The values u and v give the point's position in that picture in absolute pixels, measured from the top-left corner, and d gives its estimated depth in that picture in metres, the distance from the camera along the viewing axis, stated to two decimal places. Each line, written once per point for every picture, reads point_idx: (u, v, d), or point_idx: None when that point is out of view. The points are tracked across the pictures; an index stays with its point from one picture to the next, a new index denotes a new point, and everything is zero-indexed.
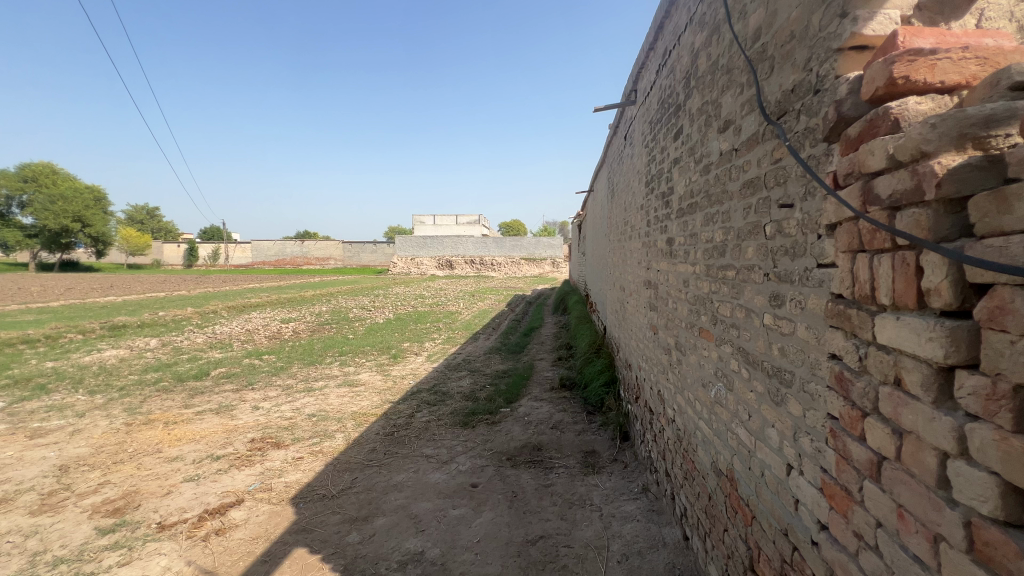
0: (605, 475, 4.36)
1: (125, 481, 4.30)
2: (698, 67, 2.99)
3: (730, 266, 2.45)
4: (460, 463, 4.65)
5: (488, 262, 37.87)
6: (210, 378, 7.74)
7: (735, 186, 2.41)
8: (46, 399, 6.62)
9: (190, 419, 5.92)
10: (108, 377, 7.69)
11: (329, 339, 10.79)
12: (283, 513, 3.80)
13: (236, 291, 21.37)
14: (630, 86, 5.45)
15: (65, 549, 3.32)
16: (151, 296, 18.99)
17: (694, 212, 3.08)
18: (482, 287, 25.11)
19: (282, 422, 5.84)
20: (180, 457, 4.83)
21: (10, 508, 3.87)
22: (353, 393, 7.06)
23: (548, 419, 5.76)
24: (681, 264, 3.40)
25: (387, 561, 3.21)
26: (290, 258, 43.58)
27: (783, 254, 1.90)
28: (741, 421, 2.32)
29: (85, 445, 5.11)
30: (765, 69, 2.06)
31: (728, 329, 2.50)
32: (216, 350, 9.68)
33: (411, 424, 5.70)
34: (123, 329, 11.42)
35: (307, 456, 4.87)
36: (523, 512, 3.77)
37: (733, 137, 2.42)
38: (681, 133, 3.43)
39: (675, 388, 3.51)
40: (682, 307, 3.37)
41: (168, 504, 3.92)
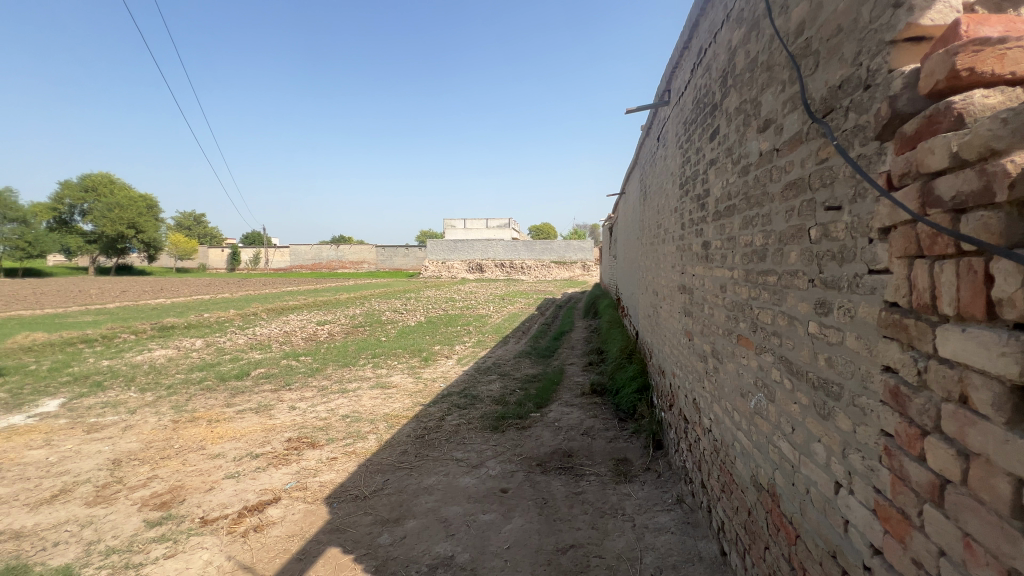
0: (638, 484, 4.26)
1: (171, 476, 4.50)
2: (737, 66, 2.89)
3: (771, 271, 2.35)
4: (490, 467, 4.64)
5: (517, 266, 37.92)
6: (249, 378, 8.02)
7: (776, 188, 2.30)
8: (102, 396, 7.02)
9: (231, 417, 6.15)
10: (157, 375, 8.09)
11: (361, 342, 11.01)
12: (317, 512, 3.88)
13: (277, 294, 22.23)
14: (663, 86, 5.35)
15: (117, 540, 3.48)
16: (199, 298, 19.94)
17: (731, 214, 2.98)
18: (511, 291, 25.20)
19: (317, 422, 5.98)
20: (222, 454, 5.01)
21: (68, 498, 4.10)
22: (386, 395, 7.18)
23: (579, 425, 5.68)
24: (718, 268, 3.29)
25: (418, 564, 3.23)
26: (325, 262, 44.91)
27: (829, 259, 1.80)
28: (783, 434, 2.21)
29: (135, 440, 5.37)
30: (810, 64, 1.96)
31: (769, 337, 2.39)
32: (256, 351, 10.04)
33: (442, 427, 5.73)
34: (171, 330, 12.00)
35: (341, 457, 4.96)
36: (554, 520, 3.72)
37: (773, 136, 2.33)
38: (717, 133, 3.33)
39: (711, 397, 3.39)
40: (718, 313, 3.26)
41: (210, 499, 4.07)
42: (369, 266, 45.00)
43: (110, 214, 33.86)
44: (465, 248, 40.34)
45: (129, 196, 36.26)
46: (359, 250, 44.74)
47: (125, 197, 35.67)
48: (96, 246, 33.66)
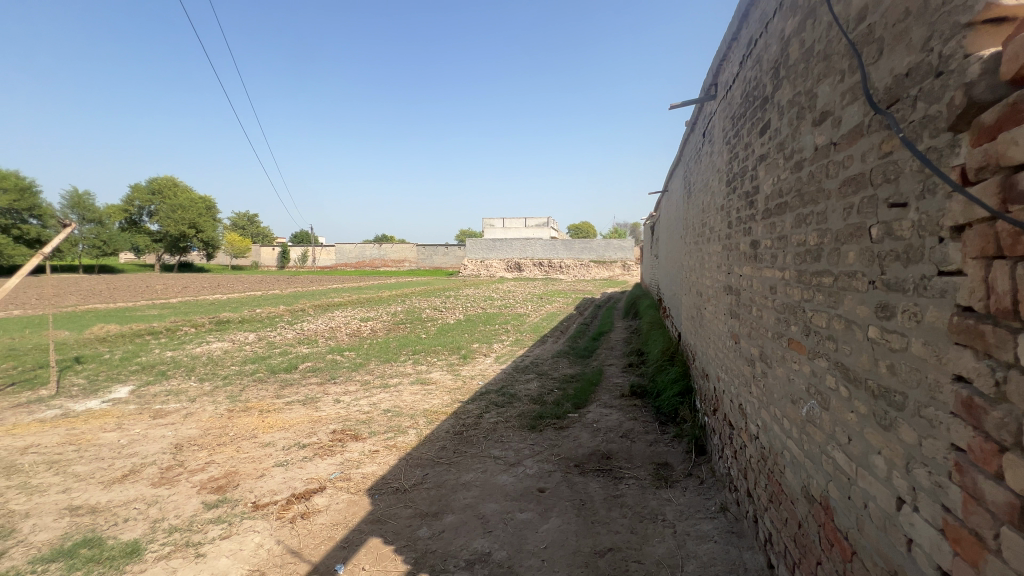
0: (679, 490, 4.14)
1: (227, 462, 4.78)
2: (790, 56, 2.75)
3: (827, 272, 2.22)
4: (528, 466, 4.65)
5: (556, 265, 37.79)
6: (297, 371, 8.38)
7: (833, 184, 2.18)
8: (166, 384, 7.54)
9: (280, 408, 6.46)
10: (215, 366, 8.61)
11: (402, 339, 11.25)
12: (360, 503, 4.01)
13: (324, 291, 23.08)
14: (710, 80, 5.18)
15: (178, 519, 3.73)
16: (253, 295, 21.00)
17: (783, 212, 2.84)
18: (549, 290, 25.17)
19: (360, 416, 6.18)
20: (272, 443, 5.27)
21: (136, 478, 4.44)
22: (425, 391, 7.32)
23: (618, 427, 5.59)
24: (767, 269, 3.14)
25: (456, 559, 3.27)
26: (369, 260, 46.32)
27: (893, 260, 1.69)
28: (838, 444, 2.10)
29: (195, 427, 5.74)
30: (873, 52, 1.84)
31: (823, 342, 2.26)
32: (304, 345, 10.50)
33: (479, 425, 5.79)
34: (227, 324, 12.73)
35: (382, 450, 5.10)
36: (592, 522, 3.68)
37: (830, 129, 2.21)
38: (768, 127, 3.19)
39: (759, 403, 3.25)
40: (768, 316, 3.12)
41: (262, 485, 4.29)
42: (411, 265, 45.98)
43: (174, 215, 36.23)
44: (503, 247, 40.55)
45: (191, 198, 38.50)
46: (401, 250, 45.90)
47: (187, 199, 37.91)
48: (162, 246, 36.20)
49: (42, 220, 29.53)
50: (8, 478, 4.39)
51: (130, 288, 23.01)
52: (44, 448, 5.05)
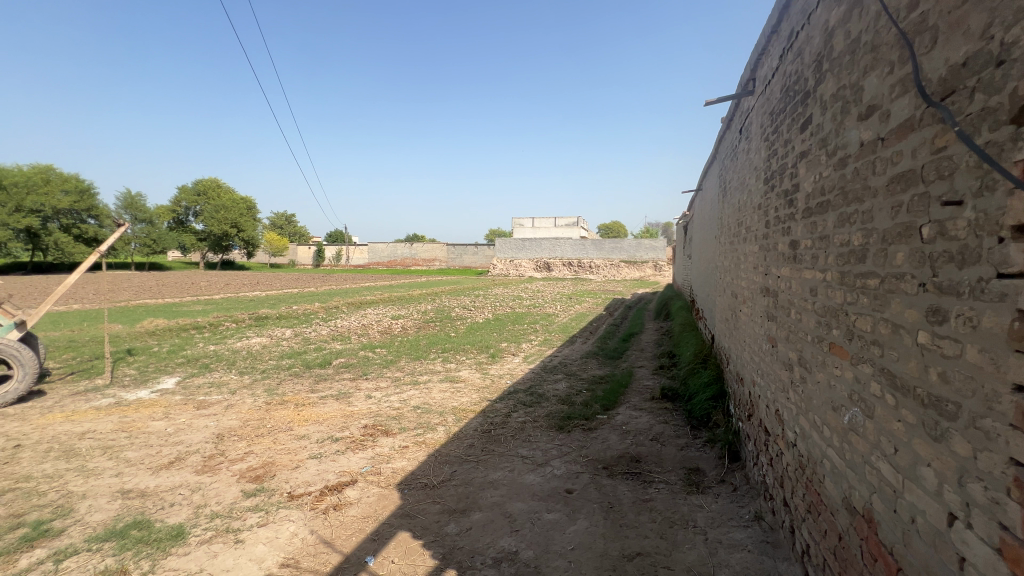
0: (711, 496, 4.04)
1: (264, 453, 4.96)
2: (834, 48, 2.64)
3: (872, 274, 2.12)
4: (556, 467, 4.64)
5: (585, 265, 37.51)
6: (331, 367, 8.62)
7: (880, 182, 2.08)
8: (209, 376, 7.90)
9: (315, 402, 6.65)
10: (254, 360, 8.96)
11: (432, 337, 11.41)
12: (390, 497, 4.10)
13: (358, 289, 23.64)
14: (747, 75, 5.02)
15: (219, 506, 3.90)
16: (291, 292, 21.72)
17: (825, 211, 2.73)
18: (578, 290, 25.05)
19: (391, 411, 6.30)
20: (307, 436, 5.44)
21: (181, 465, 4.67)
22: (454, 388, 7.40)
23: (648, 430, 5.50)
24: (808, 270, 3.02)
25: (483, 556, 3.29)
26: (400, 259, 47.22)
27: (945, 261, 1.60)
28: (883, 455, 2.00)
29: (235, 418, 5.99)
30: (926, 42, 1.74)
31: (868, 347, 2.16)
32: (337, 341, 10.79)
33: (508, 424, 5.80)
34: (266, 320, 13.23)
35: (412, 446, 5.19)
36: (620, 525, 3.63)
37: (878, 124, 2.11)
38: (809, 122, 3.07)
39: (797, 410, 3.14)
40: (807, 319, 3.00)
41: (297, 477, 4.43)
42: (441, 264, 46.53)
43: (218, 215, 37.91)
44: (533, 246, 40.55)
45: (233, 198, 40.15)
46: (432, 249, 46.61)
47: (229, 199, 39.55)
48: (207, 245, 37.96)
49: (99, 219, 31.45)
50: (68, 461, 4.69)
51: (177, 284, 24.19)
52: (99, 434, 5.38)
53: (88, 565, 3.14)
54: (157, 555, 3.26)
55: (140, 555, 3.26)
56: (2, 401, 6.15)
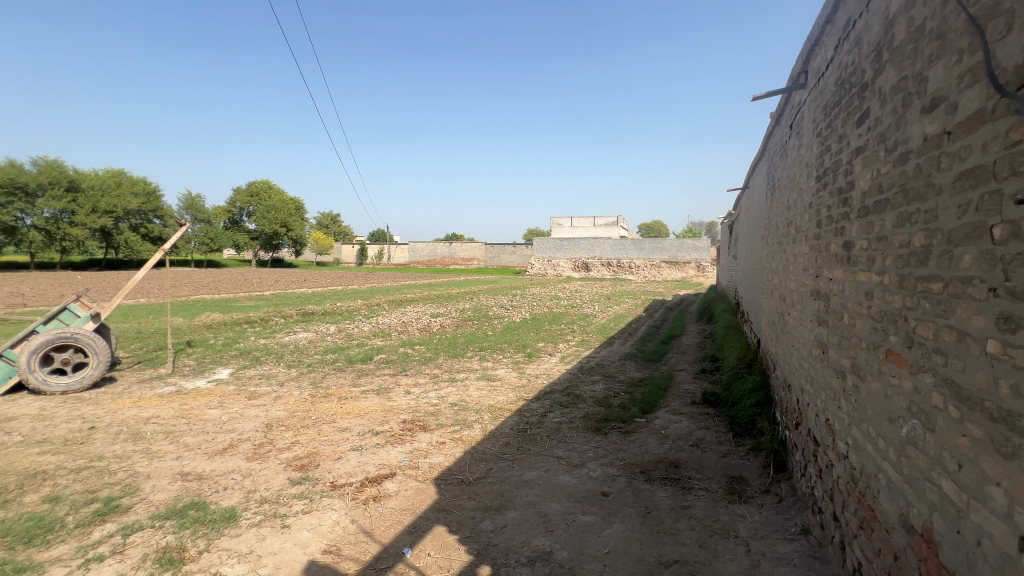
0: (755, 507, 3.89)
1: (309, 443, 5.18)
2: (895, 37, 2.49)
3: (935, 278, 1.99)
4: (592, 469, 4.59)
5: (624, 265, 36.91)
6: (372, 362, 8.89)
7: (945, 179, 1.94)
8: (259, 368, 8.32)
9: (357, 396, 6.88)
10: (300, 354, 9.36)
11: (470, 335, 11.55)
12: (427, 491, 4.19)
13: (399, 287, 24.15)
14: (799, 67, 4.80)
15: (267, 492, 4.10)
16: (335, 290, 22.53)
17: (883, 210, 2.58)
18: (616, 290, 24.72)
19: (429, 408, 6.43)
20: (349, 429, 5.63)
21: (234, 451, 4.95)
22: (491, 387, 7.47)
23: (688, 435, 5.36)
24: (863, 272, 2.86)
25: (518, 554, 3.31)
26: (439, 259, 48.08)
27: (1019, 264, 1.48)
28: (945, 471, 1.87)
29: (283, 409, 6.28)
30: (1000, 28, 1.61)
31: (929, 355, 2.03)
32: (378, 338, 11.11)
33: (544, 424, 5.80)
34: (312, 315, 13.80)
35: (449, 442, 5.28)
36: (657, 532, 3.56)
37: (943, 117, 1.97)
38: (866, 115, 2.90)
39: (849, 420, 2.98)
40: (862, 324, 2.84)
41: (339, 468, 4.60)
42: (479, 263, 47.01)
43: (269, 215, 39.83)
44: (571, 246, 40.30)
45: (283, 198, 42.03)
46: (470, 249, 47.17)
47: (280, 200, 41.44)
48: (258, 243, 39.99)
49: (164, 219, 33.74)
50: (135, 443, 5.07)
51: (232, 282, 25.53)
52: (162, 419, 5.78)
53: (152, 540, 3.39)
54: (212, 535, 3.48)
55: (197, 534, 3.48)
56: (79, 386, 6.70)
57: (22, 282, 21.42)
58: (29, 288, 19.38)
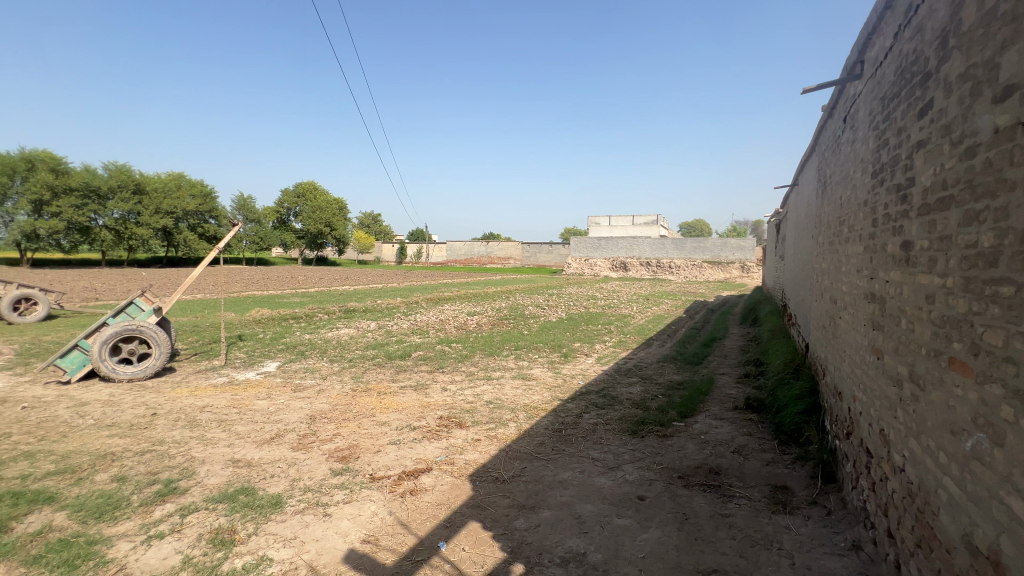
0: (801, 518, 3.72)
1: (350, 436, 5.36)
2: (963, 22, 2.33)
3: (1005, 281, 1.84)
4: (628, 472, 4.52)
5: (664, 265, 36.10)
6: (410, 359, 9.09)
7: (1018, 175, 1.80)
8: (304, 362, 8.68)
9: (395, 392, 7.06)
10: (343, 350, 9.69)
11: (505, 334, 11.61)
12: (462, 487, 4.25)
13: (436, 286, 24.54)
14: (854, 57, 4.56)
15: (311, 481, 4.28)
16: (377, 287, 23.16)
17: (946, 208, 2.41)
18: (655, 290, 24.22)
19: (465, 405, 6.52)
20: (387, 423, 5.79)
21: (281, 441, 5.19)
22: (527, 386, 7.49)
23: (729, 441, 5.19)
24: (924, 274, 2.68)
25: (552, 554, 3.31)
26: (476, 258, 48.58)
27: None
28: (1015, 489, 1.73)
29: (326, 402, 6.52)
30: None
31: (998, 364, 1.88)
32: (417, 335, 11.35)
33: (579, 424, 5.76)
34: (353, 312, 14.26)
35: (484, 440, 5.33)
36: (695, 539, 3.47)
37: (1016, 107, 1.83)
38: (929, 107, 2.72)
39: (907, 431, 2.80)
40: (922, 330, 2.67)
41: (378, 460, 4.74)
42: (516, 262, 47.15)
43: (315, 215, 41.40)
44: (608, 245, 39.77)
45: (327, 199, 43.63)
46: (507, 248, 47.36)
47: (324, 200, 43.01)
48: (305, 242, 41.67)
49: (219, 219, 35.76)
50: (191, 430, 5.40)
51: (280, 279, 26.77)
52: (215, 408, 6.13)
53: (206, 521, 3.61)
54: (260, 520, 3.66)
55: (247, 517, 3.67)
56: (143, 374, 7.18)
57: (95, 278, 23.22)
58: (101, 283, 20.94)
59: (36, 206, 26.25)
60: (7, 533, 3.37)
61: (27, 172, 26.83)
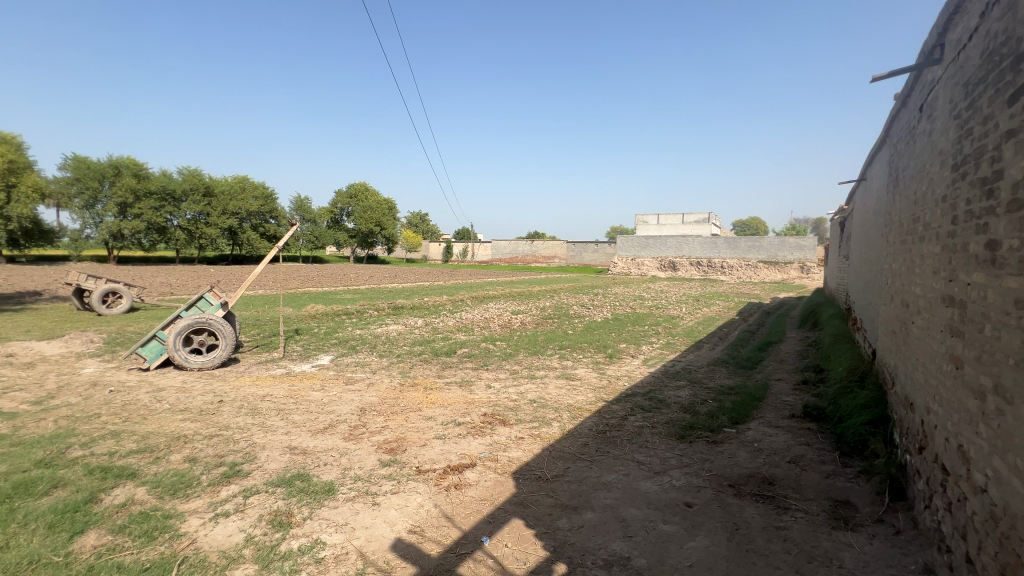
0: (864, 536, 3.49)
1: (398, 429, 5.53)
2: None
3: None
4: (675, 477, 4.41)
5: (716, 265, 34.72)
6: (455, 356, 9.27)
7: None
8: (356, 357, 9.05)
9: (441, 388, 7.22)
10: (391, 345, 10.01)
11: (549, 333, 11.59)
12: (505, 484, 4.29)
13: (481, 284, 24.81)
14: (932, 40, 4.20)
15: (361, 471, 4.46)
16: (424, 285, 23.74)
17: None
18: (706, 291, 23.37)
19: (509, 403, 6.57)
20: (433, 417, 5.93)
21: (334, 431, 5.44)
22: (571, 386, 7.44)
23: (785, 451, 4.93)
24: (1012, 277, 2.44)
25: (595, 556, 3.28)
26: (521, 257, 48.76)
27: None
28: None
29: (375, 396, 6.77)
30: None
31: None
32: (462, 333, 11.54)
33: (624, 427, 5.66)
34: (402, 309, 14.70)
35: (527, 438, 5.35)
36: (746, 550, 3.33)
37: None
38: (1021, 92, 2.48)
39: (990, 448, 2.56)
40: (1009, 337, 2.43)
41: (424, 454, 4.87)
42: (560, 262, 46.87)
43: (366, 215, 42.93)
44: (657, 245, 38.77)
45: (378, 200, 45.23)
46: (552, 246, 47.11)
47: (374, 201, 44.66)
48: (356, 241, 43.36)
49: (278, 220, 37.92)
50: (253, 417, 5.77)
51: (333, 276, 27.97)
52: (275, 398, 6.52)
53: (266, 503, 3.84)
54: (314, 504, 3.86)
55: (302, 502, 3.88)
56: (212, 364, 7.73)
57: (171, 274, 25.25)
58: (175, 279, 22.74)
59: (121, 208, 28.88)
60: (97, 503, 3.73)
61: (114, 178, 29.60)
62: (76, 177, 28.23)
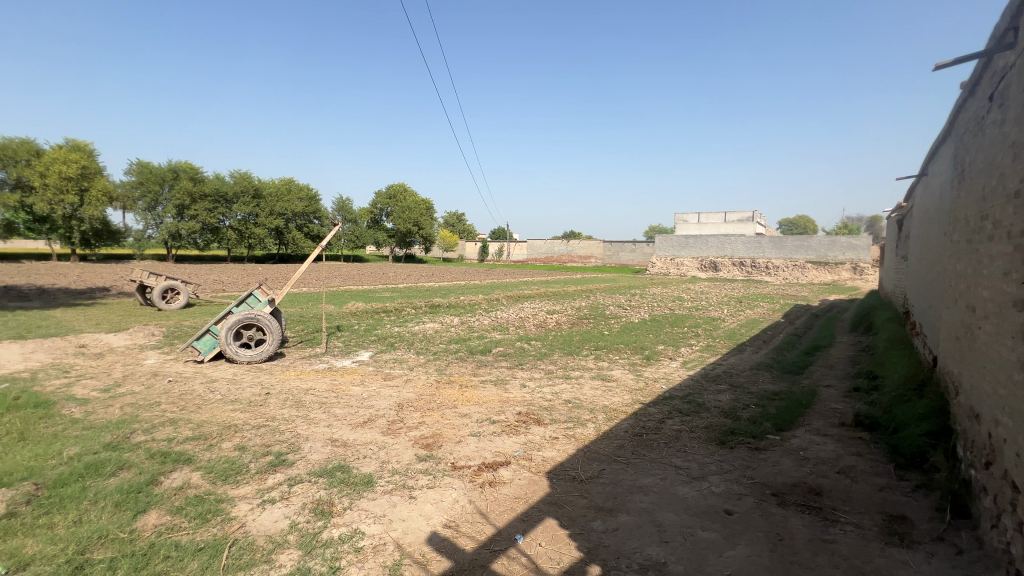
0: (921, 554, 3.28)
1: (434, 425, 5.63)
2: None
3: None
4: (714, 484, 4.28)
5: (761, 266, 33.34)
6: (490, 354, 9.32)
7: None
8: (393, 353, 9.26)
9: (476, 386, 7.29)
10: (428, 343, 10.18)
11: (585, 333, 11.48)
12: (539, 483, 4.29)
13: (516, 284, 24.82)
14: (1005, 24, 3.90)
15: (398, 465, 4.57)
16: (461, 284, 24.01)
17: None
18: (749, 293, 22.51)
19: (543, 402, 6.56)
20: (468, 415, 6.00)
21: (373, 425, 5.59)
22: (606, 387, 7.35)
23: (834, 461, 4.69)
24: None
25: (629, 560, 3.23)
26: (556, 257, 48.51)
27: None
28: None
29: (412, 392, 6.91)
30: None
31: None
32: (497, 332, 11.60)
33: (662, 430, 5.54)
34: (438, 308, 14.91)
35: (562, 438, 5.33)
36: (790, 562, 3.19)
37: None
38: None
39: None
40: None
41: (459, 450, 4.94)
42: (596, 262, 46.31)
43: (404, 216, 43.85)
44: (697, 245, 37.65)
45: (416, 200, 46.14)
46: (587, 246, 46.55)
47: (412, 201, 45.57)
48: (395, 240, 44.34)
49: (322, 220, 39.33)
50: (297, 409, 6.02)
51: (372, 275, 28.70)
52: (317, 392, 6.77)
53: (309, 492, 3.99)
54: (354, 495, 3.98)
55: (343, 492, 4.02)
56: (259, 358, 8.11)
57: (222, 272, 26.68)
58: (226, 277, 23.98)
59: (179, 210, 30.77)
60: (157, 485, 3.99)
61: (173, 181, 31.54)
62: (139, 181, 30.27)
